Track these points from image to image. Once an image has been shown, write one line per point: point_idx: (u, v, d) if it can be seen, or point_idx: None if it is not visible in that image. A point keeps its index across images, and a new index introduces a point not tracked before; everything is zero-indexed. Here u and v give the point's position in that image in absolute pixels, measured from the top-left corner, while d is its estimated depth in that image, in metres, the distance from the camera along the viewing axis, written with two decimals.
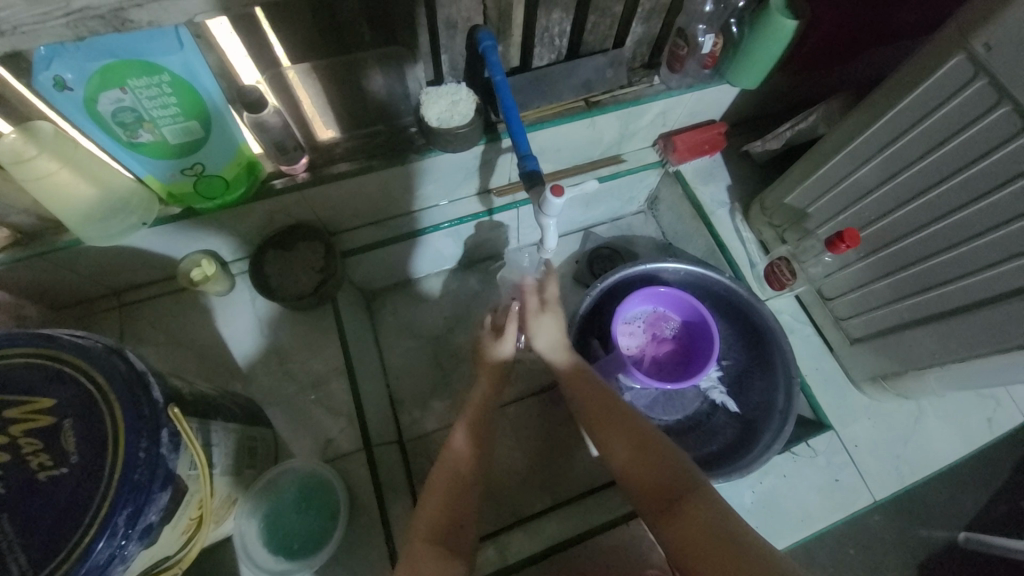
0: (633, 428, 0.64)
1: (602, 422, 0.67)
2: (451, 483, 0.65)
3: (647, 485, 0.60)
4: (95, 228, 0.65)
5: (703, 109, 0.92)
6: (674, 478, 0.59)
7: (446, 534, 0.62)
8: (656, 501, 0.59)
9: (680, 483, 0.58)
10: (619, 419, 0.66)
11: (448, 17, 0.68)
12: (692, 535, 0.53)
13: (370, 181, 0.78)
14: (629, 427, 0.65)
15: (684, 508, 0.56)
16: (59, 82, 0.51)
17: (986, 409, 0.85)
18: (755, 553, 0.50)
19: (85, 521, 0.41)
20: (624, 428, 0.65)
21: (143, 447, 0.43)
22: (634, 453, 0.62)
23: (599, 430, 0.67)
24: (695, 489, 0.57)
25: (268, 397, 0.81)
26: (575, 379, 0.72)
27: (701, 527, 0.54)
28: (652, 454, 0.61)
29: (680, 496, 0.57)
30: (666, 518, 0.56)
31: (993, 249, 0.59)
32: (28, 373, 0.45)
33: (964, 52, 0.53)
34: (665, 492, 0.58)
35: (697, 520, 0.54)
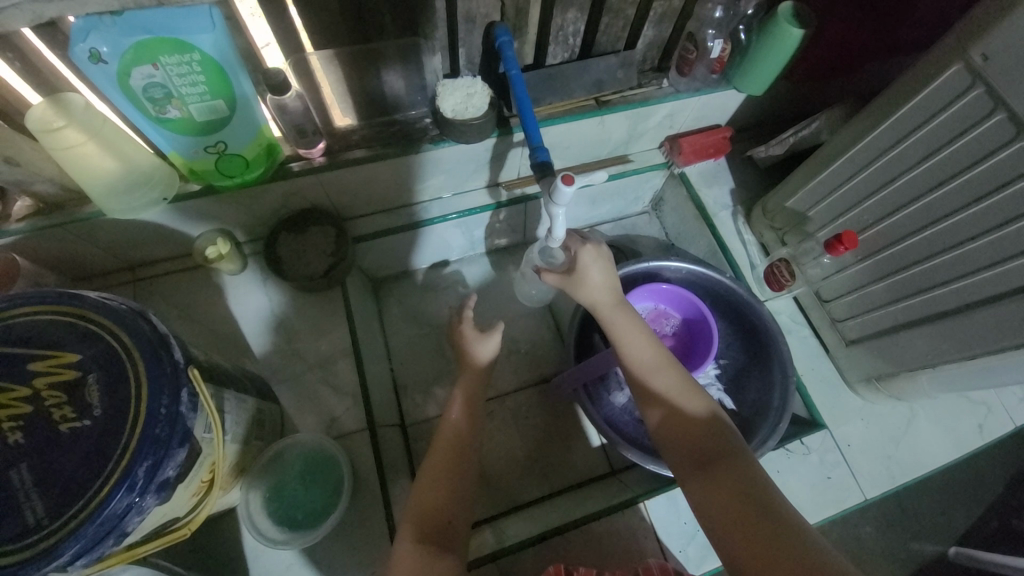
0: (675, 384, 0.63)
1: (641, 371, 0.64)
2: (449, 454, 0.69)
3: (684, 443, 0.59)
4: (118, 201, 0.67)
5: (710, 113, 0.94)
6: (713, 442, 0.58)
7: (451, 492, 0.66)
8: (692, 459, 0.58)
9: (718, 447, 0.57)
10: (662, 377, 0.63)
11: (467, 12, 0.70)
12: (724, 498, 0.54)
13: (384, 169, 0.80)
14: (674, 384, 0.62)
15: (721, 471, 0.55)
16: (94, 54, 0.53)
17: (977, 416, 0.87)
18: (786, 524, 0.50)
19: (105, 471, 0.43)
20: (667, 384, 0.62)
21: (164, 404, 0.45)
22: (672, 409, 0.61)
23: (639, 385, 0.64)
24: (734, 455, 0.56)
25: (275, 375, 0.83)
26: (623, 323, 0.67)
27: (735, 492, 0.54)
28: (693, 415, 0.60)
29: (718, 459, 0.56)
30: (701, 477, 0.56)
31: (985, 253, 0.61)
32: (55, 329, 0.47)
33: (963, 60, 0.56)
34: (703, 451, 0.58)
35: (732, 485, 0.54)
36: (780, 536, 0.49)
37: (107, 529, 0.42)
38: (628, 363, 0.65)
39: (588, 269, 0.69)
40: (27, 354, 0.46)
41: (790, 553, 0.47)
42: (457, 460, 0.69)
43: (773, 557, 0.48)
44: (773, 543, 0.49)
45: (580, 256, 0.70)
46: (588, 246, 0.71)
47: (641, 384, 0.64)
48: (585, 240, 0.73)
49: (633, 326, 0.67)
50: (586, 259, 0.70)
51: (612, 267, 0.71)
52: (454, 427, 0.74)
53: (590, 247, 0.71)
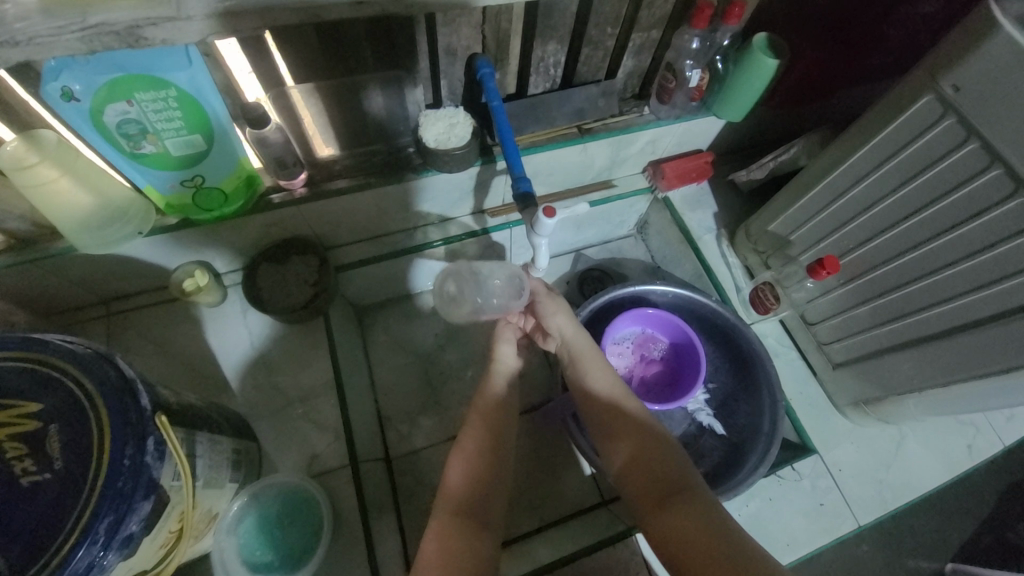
0: (636, 422, 0.65)
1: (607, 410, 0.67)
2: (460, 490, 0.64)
3: (644, 479, 0.60)
4: (91, 237, 0.66)
5: (691, 139, 0.95)
6: (671, 477, 0.58)
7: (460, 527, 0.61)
8: (651, 494, 0.58)
9: (676, 480, 0.58)
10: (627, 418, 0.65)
11: (448, 45, 0.71)
12: (681, 530, 0.53)
13: (366, 198, 0.79)
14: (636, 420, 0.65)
15: (679, 504, 0.56)
16: (66, 92, 0.52)
17: (966, 436, 0.87)
18: (741, 555, 0.49)
19: (66, 528, 0.41)
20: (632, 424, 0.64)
21: (128, 455, 0.43)
22: (632, 446, 0.63)
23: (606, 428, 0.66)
24: (691, 489, 0.57)
25: (254, 411, 0.80)
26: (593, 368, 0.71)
27: (691, 524, 0.53)
28: (652, 450, 0.61)
29: (676, 494, 0.57)
30: (660, 511, 0.56)
31: (969, 276, 0.62)
32: (16, 378, 0.45)
33: (934, 91, 0.57)
34: (662, 487, 0.58)
35: (688, 518, 0.54)
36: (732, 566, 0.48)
37: None
38: (595, 402, 0.68)
39: (556, 312, 0.76)
40: None
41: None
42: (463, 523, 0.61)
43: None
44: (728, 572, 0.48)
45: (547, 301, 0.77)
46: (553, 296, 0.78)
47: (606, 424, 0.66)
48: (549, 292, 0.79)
49: (602, 371, 0.71)
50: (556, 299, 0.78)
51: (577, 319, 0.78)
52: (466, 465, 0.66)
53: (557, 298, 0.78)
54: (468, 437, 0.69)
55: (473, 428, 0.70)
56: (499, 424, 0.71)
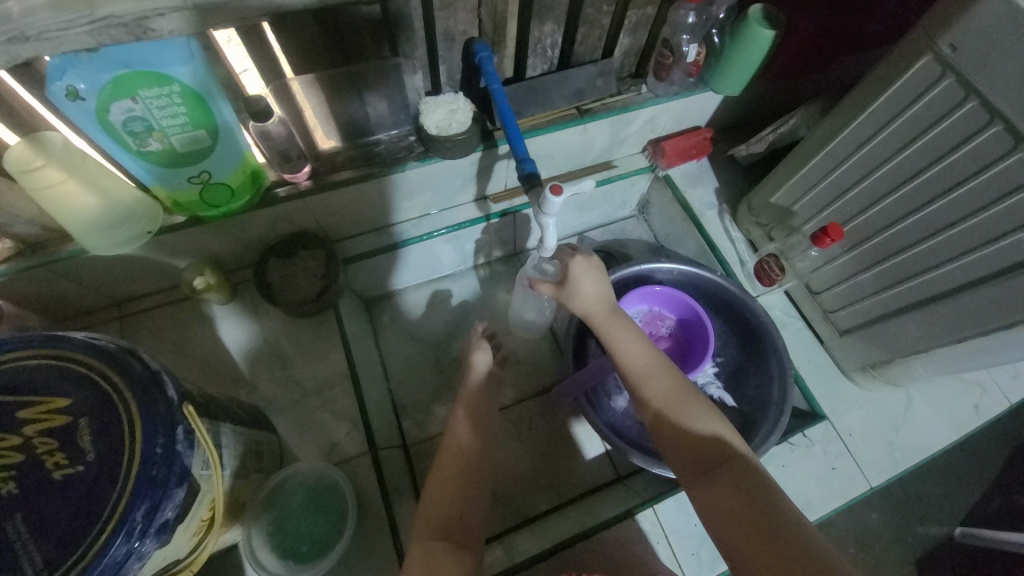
0: (671, 395, 0.62)
1: (637, 380, 0.64)
2: (459, 470, 0.69)
3: (686, 453, 0.59)
4: (100, 238, 0.66)
5: (690, 115, 0.95)
6: (711, 447, 0.58)
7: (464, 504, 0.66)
8: (694, 468, 0.58)
9: (716, 450, 0.58)
10: (659, 387, 0.63)
11: (446, 29, 0.71)
12: (725, 501, 0.53)
13: (371, 189, 0.80)
14: (669, 389, 0.63)
15: (725, 478, 0.55)
16: (71, 92, 0.52)
17: (972, 396, 0.88)
18: (791, 528, 0.49)
19: (102, 517, 0.42)
20: (666, 394, 0.62)
21: (160, 443, 0.44)
22: (672, 421, 0.60)
23: (640, 399, 0.64)
24: (735, 461, 0.56)
25: (271, 405, 0.81)
26: (618, 335, 0.67)
27: (739, 498, 0.53)
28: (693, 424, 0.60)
29: (720, 467, 0.56)
30: (705, 486, 0.56)
31: (969, 236, 0.63)
32: (43, 375, 0.46)
33: (932, 52, 0.57)
34: (705, 461, 0.57)
35: (734, 490, 0.54)
36: (784, 539, 0.49)
37: None
38: (624, 371, 0.66)
39: (581, 278, 0.70)
40: (14, 402, 0.45)
41: (798, 556, 0.47)
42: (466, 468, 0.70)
43: (780, 560, 0.47)
44: (779, 546, 0.48)
45: (572, 267, 0.71)
46: (579, 257, 0.72)
47: (638, 393, 0.64)
48: (575, 252, 0.73)
49: (627, 336, 0.67)
50: (579, 271, 0.70)
51: (606, 280, 0.72)
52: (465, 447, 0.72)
53: (581, 259, 0.71)
54: (456, 422, 0.76)
55: (459, 416, 0.77)
56: (482, 413, 0.79)
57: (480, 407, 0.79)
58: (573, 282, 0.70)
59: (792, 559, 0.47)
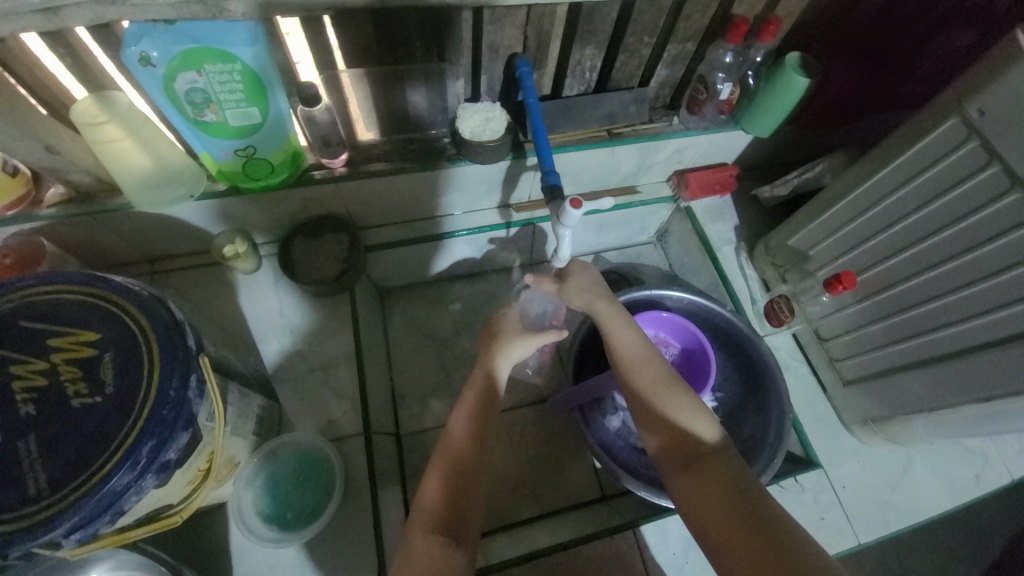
0: (657, 386, 0.63)
1: (628, 370, 0.65)
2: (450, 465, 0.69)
3: (669, 445, 0.59)
4: (148, 196, 0.71)
5: (718, 151, 0.97)
6: (695, 442, 0.58)
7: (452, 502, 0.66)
8: (678, 460, 0.58)
9: (700, 445, 0.57)
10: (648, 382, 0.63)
11: (492, 42, 0.75)
12: (705, 496, 0.53)
13: (401, 182, 0.83)
14: (656, 382, 0.63)
15: (706, 470, 0.55)
16: (144, 58, 0.57)
17: (974, 465, 0.86)
18: (770, 523, 0.49)
19: (111, 447, 0.44)
20: (655, 388, 0.63)
21: (173, 387, 0.47)
22: (659, 411, 0.61)
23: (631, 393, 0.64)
24: (717, 454, 0.56)
25: (277, 375, 0.84)
26: (614, 328, 0.68)
27: (720, 491, 0.53)
28: (678, 415, 0.60)
29: (701, 459, 0.56)
30: (687, 478, 0.56)
31: (981, 299, 0.63)
32: (78, 309, 0.49)
33: (959, 114, 0.58)
34: (687, 452, 0.58)
35: (715, 486, 0.54)
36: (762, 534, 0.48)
37: (105, 504, 0.44)
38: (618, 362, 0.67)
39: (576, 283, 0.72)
40: (47, 330, 0.48)
41: (776, 551, 0.47)
42: (460, 472, 0.69)
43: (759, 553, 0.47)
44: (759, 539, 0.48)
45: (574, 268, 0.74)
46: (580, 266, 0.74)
47: (627, 383, 0.65)
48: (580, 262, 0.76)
49: (624, 328, 0.68)
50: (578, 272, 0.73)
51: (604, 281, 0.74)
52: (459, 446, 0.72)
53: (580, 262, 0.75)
54: (461, 413, 0.75)
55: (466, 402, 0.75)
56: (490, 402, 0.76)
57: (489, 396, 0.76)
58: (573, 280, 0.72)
59: (772, 551, 0.47)
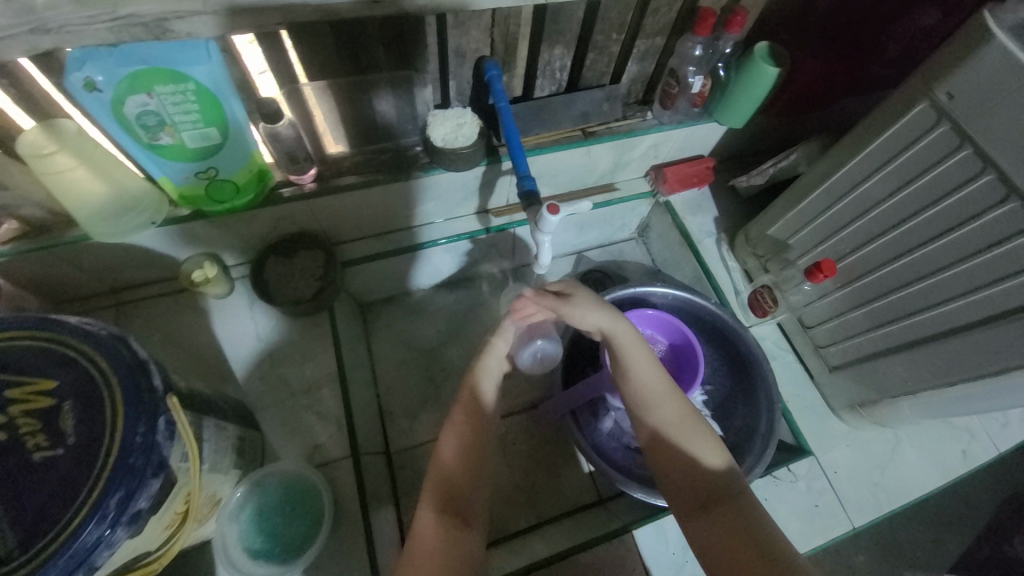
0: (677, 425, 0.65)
1: (650, 402, 0.66)
2: (442, 485, 0.68)
3: (690, 484, 0.62)
4: (107, 225, 0.68)
5: (693, 144, 0.97)
6: (714, 482, 0.61)
7: (448, 520, 0.65)
8: (697, 499, 0.61)
9: (722, 487, 0.61)
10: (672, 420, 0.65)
11: (458, 47, 0.73)
12: (723, 535, 0.57)
13: (374, 195, 0.81)
14: (677, 418, 0.65)
15: (724, 508, 0.59)
16: (89, 83, 0.54)
17: (960, 441, 0.88)
18: (786, 565, 0.52)
19: (77, 501, 0.42)
20: (680, 427, 0.64)
21: (140, 432, 0.44)
22: (679, 450, 0.63)
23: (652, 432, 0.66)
24: (737, 496, 0.59)
25: (258, 402, 0.81)
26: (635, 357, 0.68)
27: (737, 532, 0.56)
28: (698, 455, 0.63)
29: (720, 500, 0.60)
30: (704, 518, 0.59)
31: (960, 281, 0.63)
32: (32, 356, 0.46)
33: (929, 99, 0.59)
34: (707, 493, 0.61)
35: (734, 526, 0.57)
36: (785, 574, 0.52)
37: (75, 564, 0.41)
38: (636, 390, 0.67)
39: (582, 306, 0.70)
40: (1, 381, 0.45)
41: None
42: (448, 495, 0.67)
43: None
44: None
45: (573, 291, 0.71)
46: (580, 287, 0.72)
47: (649, 417, 0.66)
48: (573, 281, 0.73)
49: (642, 356, 0.68)
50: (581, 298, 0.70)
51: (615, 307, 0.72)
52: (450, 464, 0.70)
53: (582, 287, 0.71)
54: (452, 428, 0.73)
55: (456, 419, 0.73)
56: (482, 414, 0.75)
57: (479, 407, 0.75)
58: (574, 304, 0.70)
59: None
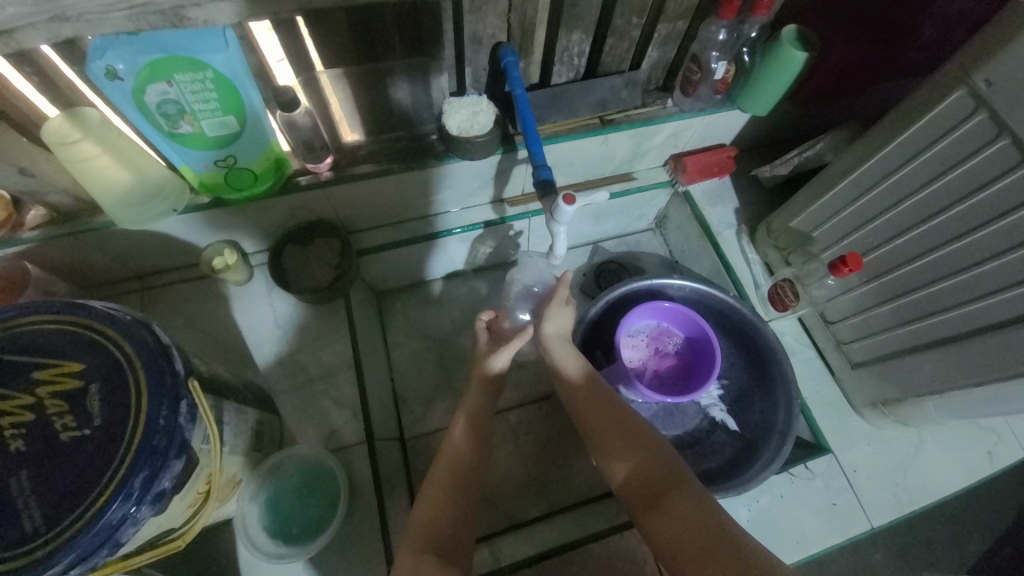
0: (631, 432, 0.65)
1: (596, 415, 0.69)
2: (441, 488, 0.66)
3: (638, 484, 0.62)
4: (130, 213, 0.69)
5: (715, 132, 0.94)
6: (663, 477, 0.61)
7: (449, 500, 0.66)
8: (647, 499, 0.61)
9: (669, 479, 0.60)
10: (616, 426, 0.67)
11: (474, 33, 0.72)
12: (675, 530, 0.56)
13: (390, 183, 0.81)
14: (625, 422, 0.67)
15: (671, 501, 0.58)
16: (110, 71, 0.54)
17: (987, 443, 0.85)
18: (736, 550, 0.52)
19: (103, 480, 0.43)
20: (623, 430, 0.66)
21: (163, 415, 0.45)
22: (627, 452, 0.64)
23: (601, 442, 0.67)
24: (683, 486, 0.60)
25: (276, 387, 0.83)
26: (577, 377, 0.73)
27: (689, 528, 0.56)
28: (645, 454, 0.63)
29: (673, 495, 0.59)
30: (657, 517, 0.59)
31: (992, 278, 0.61)
32: (60, 340, 0.48)
33: (966, 86, 0.56)
34: (655, 488, 0.60)
35: (682, 519, 0.57)
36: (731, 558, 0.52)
37: (100, 540, 0.43)
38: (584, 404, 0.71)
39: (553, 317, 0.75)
40: (32, 362, 0.47)
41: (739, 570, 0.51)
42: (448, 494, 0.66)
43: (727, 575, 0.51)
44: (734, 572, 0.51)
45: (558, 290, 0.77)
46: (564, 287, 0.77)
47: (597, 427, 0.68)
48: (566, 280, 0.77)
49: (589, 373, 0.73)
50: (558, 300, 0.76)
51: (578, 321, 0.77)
52: (453, 463, 0.69)
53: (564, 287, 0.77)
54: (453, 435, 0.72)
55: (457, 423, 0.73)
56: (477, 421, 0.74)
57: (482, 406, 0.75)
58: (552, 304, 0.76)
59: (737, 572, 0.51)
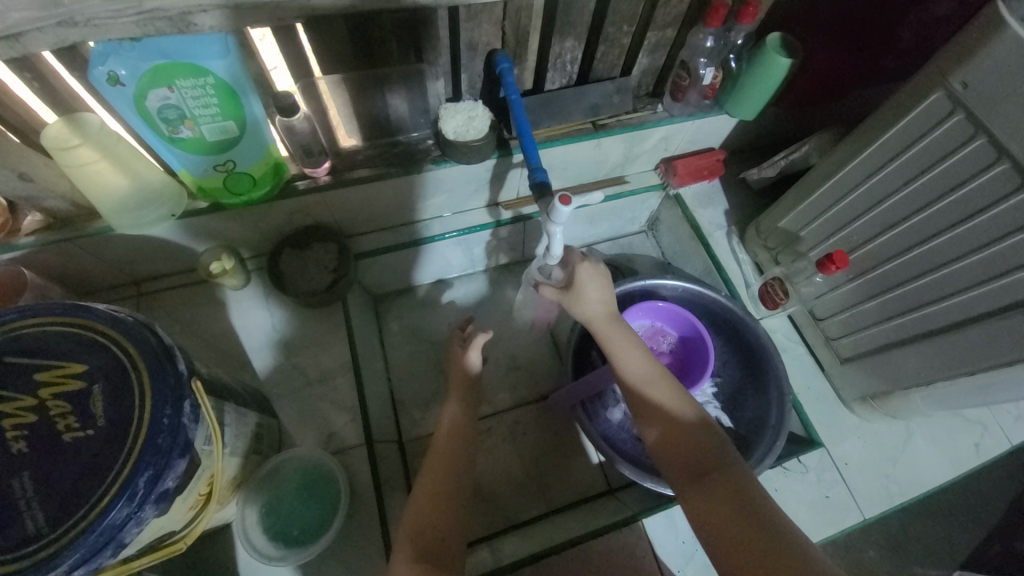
0: (670, 406, 0.62)
1: (640, 385, 0.65)
2: (434, 493, 0.67)
3: (682, 460, 0.59)
4: (128, 218, 0.69)
5: (704, 136, 0.97)
6: (707, 456, 0.59)
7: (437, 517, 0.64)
8: (689, 475, 0.58)
9: (714, 459, 0.58)
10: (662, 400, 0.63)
11: (470, 39, 0.74)
12: (718, 510, 0.54)
13: (387, 187, 0.82)
14: (669, 395, 0.63)
15: (717, 482, 0.56)
16: (112, 77, 0.55)
17: (973, 434, 0.87)
18: (787, 536, 0.50)
19: (106, 481, 0.44)
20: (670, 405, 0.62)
21: (167, 415, 0.46)
22: (670, 427, 0.61)
23: (642, 416, 0.63)
24: (728, 466, 0.57)
25: (274, 391, 0.83)
26: (618, 345, 0.68)
27: (728, 509, 0.54)
28: (684, 431, 0.61)
29: (714, 472, 0.57)
30: (700, 494, 0.57)
31: (973, 272, 0.63)
32: (61, 342, 0.48)
33: (944, 88, 0.58)
34: (698, 466, 0.58)
35: (727, 500, 0.55)
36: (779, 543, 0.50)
37: (105, 540, 0.43)
38: (623, 377, 0.66)
39: (586, 283, 0.71)
40: (34, 364, 0.47)
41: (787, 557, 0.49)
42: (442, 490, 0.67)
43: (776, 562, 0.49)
44: (774, 558, 0.49)
45: (578, 272, 0.72)
46: (587, 263, 0.73)
47: (641, 397, 0.64)
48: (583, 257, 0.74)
49: (625, 343, 0.68)
50: (583, 278, 0.71)
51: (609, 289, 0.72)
52: (443, 456, 0.73)
53: (587, 265, 0.72)
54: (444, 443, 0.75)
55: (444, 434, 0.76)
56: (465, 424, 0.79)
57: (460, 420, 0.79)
58: (578, 287, 0.71)
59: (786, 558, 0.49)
